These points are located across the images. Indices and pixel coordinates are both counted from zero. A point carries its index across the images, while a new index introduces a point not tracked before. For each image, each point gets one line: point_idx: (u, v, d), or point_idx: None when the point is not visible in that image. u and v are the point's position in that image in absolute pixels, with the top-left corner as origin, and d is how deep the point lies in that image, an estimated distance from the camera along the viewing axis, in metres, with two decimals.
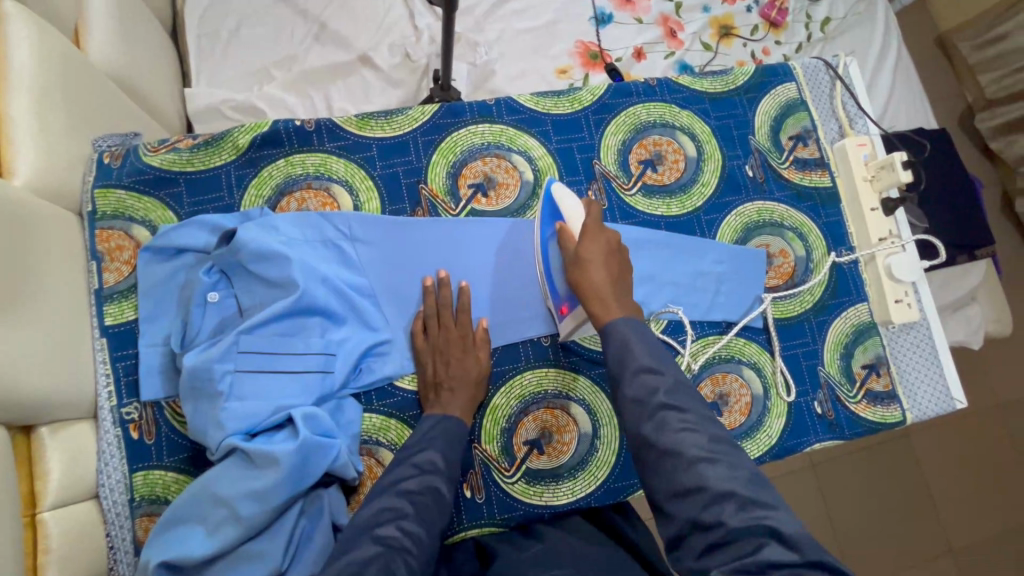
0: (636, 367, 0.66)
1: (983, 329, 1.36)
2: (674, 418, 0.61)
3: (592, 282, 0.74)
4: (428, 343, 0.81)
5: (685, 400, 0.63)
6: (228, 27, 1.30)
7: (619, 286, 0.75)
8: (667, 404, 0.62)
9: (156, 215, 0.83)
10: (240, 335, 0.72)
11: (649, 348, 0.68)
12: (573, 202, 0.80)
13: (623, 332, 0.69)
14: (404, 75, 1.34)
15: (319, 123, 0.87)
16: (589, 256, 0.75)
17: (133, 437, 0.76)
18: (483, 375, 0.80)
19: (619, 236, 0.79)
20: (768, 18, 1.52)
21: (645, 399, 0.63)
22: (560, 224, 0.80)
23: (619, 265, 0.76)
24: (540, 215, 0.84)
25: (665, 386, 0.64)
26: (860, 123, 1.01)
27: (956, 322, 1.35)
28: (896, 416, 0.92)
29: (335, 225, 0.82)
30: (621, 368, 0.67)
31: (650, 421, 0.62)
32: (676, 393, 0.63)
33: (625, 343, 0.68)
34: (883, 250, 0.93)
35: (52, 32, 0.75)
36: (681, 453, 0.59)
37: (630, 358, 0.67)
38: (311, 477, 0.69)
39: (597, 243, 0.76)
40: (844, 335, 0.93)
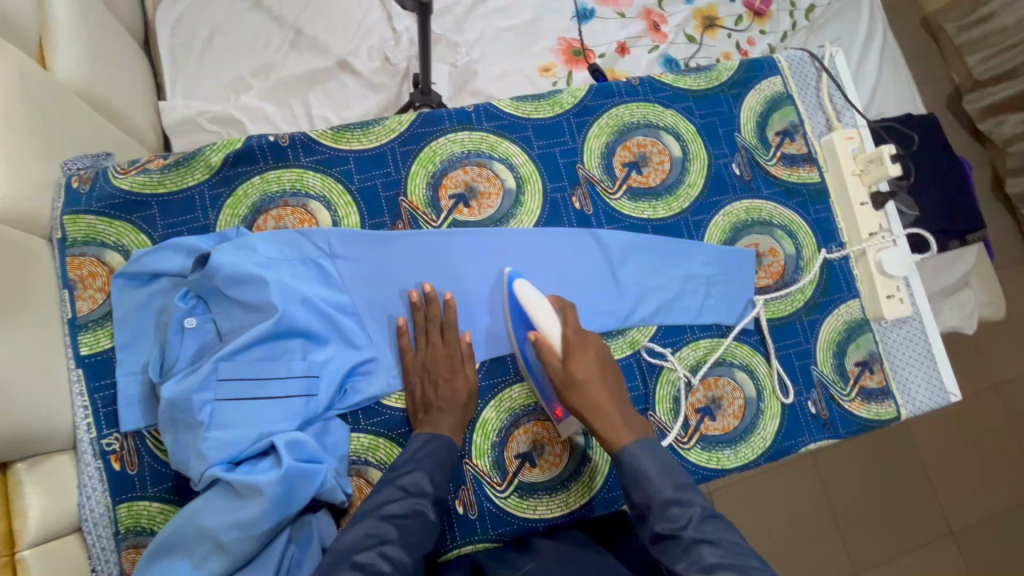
0: (660, 498, 0.68)
1: (976, 313, 1.35)
2: (709, 553, 0.63)
3: (594, 406, 0.74)
4: (417, 360, 0.79)
5: (716, 529, 0.66)
6: (201, 36, 1.27)
7: (617, 400, 0.76)
8: (700, 537, 0.65)
9: (129, 239, 0.81)
10: (219, 362, 0.70)
11: (667, 472, 0.71)
12: (544, 308, 0.77)
13: (637, 455, 0.71)
14: (384, 79, 1.32)
15: (293, 138, 0.85)
16: (581, 378, 0.74)
17: (115, 468, 0.74)
18: (472, 393, 0.79)
19: (599, 340, 0.78)
20: (752, 7, 1.51)
21: (678, 533, 0.66)
22: (534, 335, 0.76)
23: (610, 374, 0.77)
24: (511, 317, 0.82)
25: (694, 518, 0.67)
26: (847, 116, 0.99)
27: (950, 308, 1.35)
28: (891, 412, 0.91)
29: (315, 242, 0.81)
30: (645, 498, 0.69)
31: (684, 556, 0.64)
32: (705, 523, 0.66)
33: (643, 468, 0.70)
34: (874, 245, 0.92)
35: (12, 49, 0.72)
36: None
37: (653, 488, 0.69)
38: (297, 504, 0.67)
39: (586, 359, 0.75)
40: (836, 333, 0.92)
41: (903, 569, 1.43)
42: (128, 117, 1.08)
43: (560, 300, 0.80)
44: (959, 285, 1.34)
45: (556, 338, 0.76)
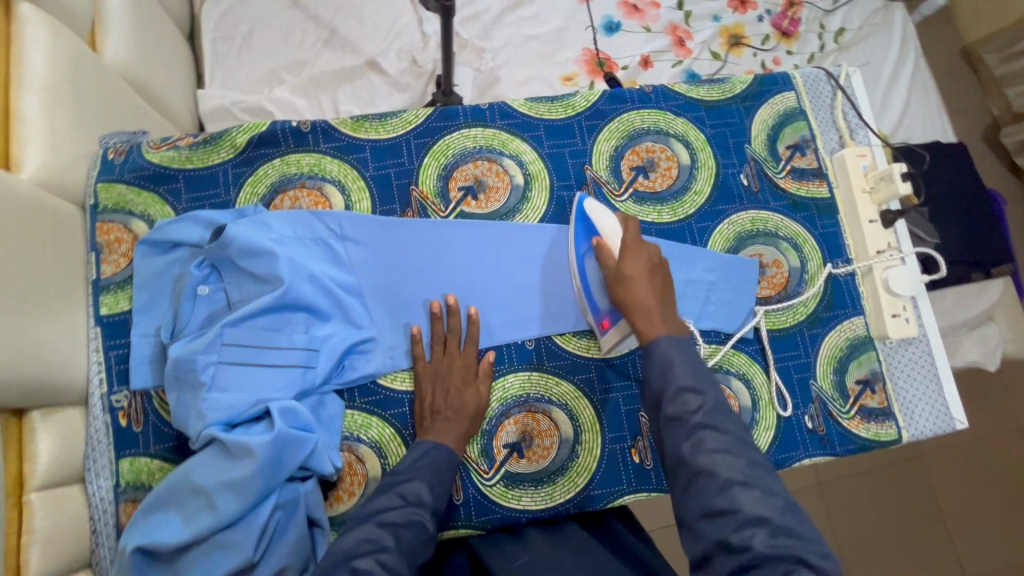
0: (676, 384, 0.69)
1: (1001, 350, 1.32)
2: (711, 439, 0.64)
3: (638, 300, 0.76)
4: (430, 368, 0.81)
5: (723, 421, 0.65)
6: (243, 31, 1.34)
7: (662, 302, 0.77)
8: (705, 423, 0.65)
9: (155, 210, 0.86)
10: (225, 328, 0.73)
11: (693, 366, 0.71)
12: (610, 220, 0.83)
13: (665, 347, 0.72)
14: (410, 80, 1.37)
15: (314, 124, 0.89)
16: (631, 273, 0.78)
17: (122, 424, 0.78)
18: (479, 411, 0.80)
19: (659, 251, 0.81)
20: (779, 27, 1.52)
21: (685, 415, 0.66)
22: (596, 239, 0.81)
23: (660, 279, 0.79)
24: (572, 231, 0.85)
25: (705, 406, 0.66)
26: (861, 134, 0.99)
27: (970, 341, 1.31)
28: (891, 434, 0.89)
29: (326, 224, 0.84)
30: (662, 384, 0.70)
31: (688, 439, 0.65)
32: (716, 412, 0.66)
33: (667, 359, 0.71)
34: (880, 262, 0.91)
35: (70, 35, 0.81)
36: (716, 474, 0.61)
37: (672, 375, 0.70)
38: (286, 470, 0.70)
39: (638, 259, 0.79)
40: (838, 349, 0.90)
41: None
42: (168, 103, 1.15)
43: (627, 215, 0.84)
44: (982, 317, 1.31)
45: (614, 241, 0.82)
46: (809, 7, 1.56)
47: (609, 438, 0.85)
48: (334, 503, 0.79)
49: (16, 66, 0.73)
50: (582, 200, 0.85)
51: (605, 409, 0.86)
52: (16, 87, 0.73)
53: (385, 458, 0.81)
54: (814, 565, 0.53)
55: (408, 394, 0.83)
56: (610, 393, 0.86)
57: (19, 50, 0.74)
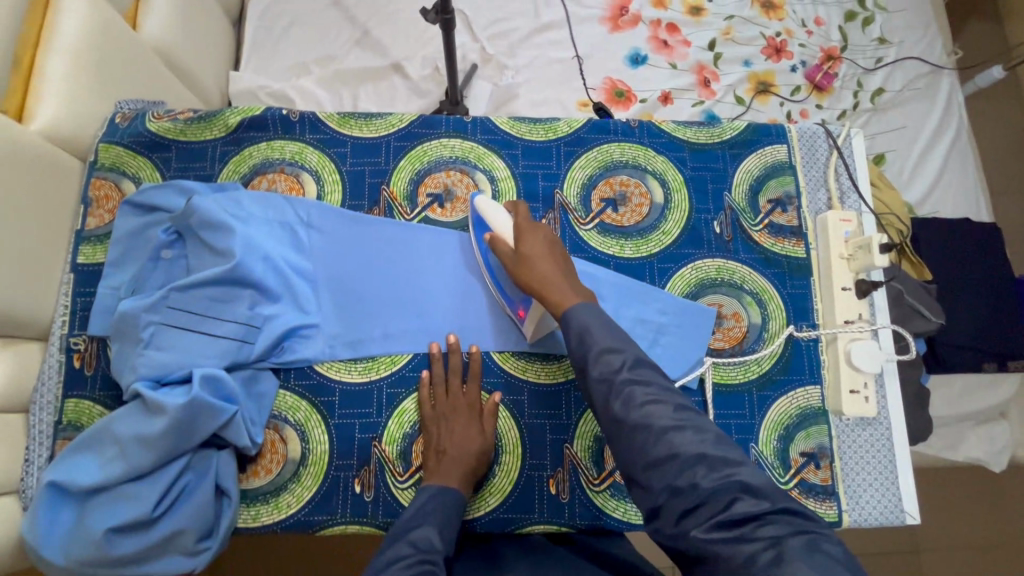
0: (597, 346, 0.64)
1: (1010, 453, 1.22)
2: (640, 392, 0.60)
3: (541, 275, 0.73)
4: (435, 412, 0.82)
5: (648, 374, 0.62)
6: (282, 23, 1.42)
7: (566, 273, 0.74)
8: (633, 377, 0.61)
9: (146, 173, 0.92)
10: (173, 292, 0.78)
11: (608, 325, 0.66)
12: (499, 211, 0.82)
13: (580, 314, 0.67)
14: (430, 86, 1.39)
15: (303, 115, 0.94)
16: (529, 251, 0.76)
17: (74, 366, 0.83)
18: (484, 450, 0.80)
19: (552, 230, 0.80)
20: (812, 80, 1.47)
21: (610, 375, 0.62)
22: (488, 234, 0.80)
23: (561, 253, 0.77)
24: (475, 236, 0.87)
25: (627, 362, 0.62)
26: (852, 200, 0.95)
27: (977, 439, 1.21)
28: (830, 515, 0.84)
29: (296, 210, 0.88)
30: (582, 351, 0.65)
31: (617, 399, 0.60)
32: (638, 367, 0.62)
33: (584, 323, 0.66)
34: (847, 333, 0.87)
35: (108, 10, 0.90)
36: (651, 425, 0.58)
37: (592, 339, 0.65)
38: (198, 434, 0.73)
39: (535, 237, 0.77)
40: (787, 416, 0.86)
41: None
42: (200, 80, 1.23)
43: (516, 203, 0.83)
44: (991, 413, 1.22)
45: (507, 231, 0.80)
46: (849, 64, 1.51)
47: (528, 464, 0.84)
48: (250, 477, 0.81)
49: (49, 29, 0.82)
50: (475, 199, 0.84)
51: (531, 434, 0.85)
52: (44, 46, 0.81)
53: (308, 442, 0.83)
54: (754, 489, 0.53)
55: (339, 384, 0.85)
56: (539, 419, 0.85)
57: (54, 15, 0.82)
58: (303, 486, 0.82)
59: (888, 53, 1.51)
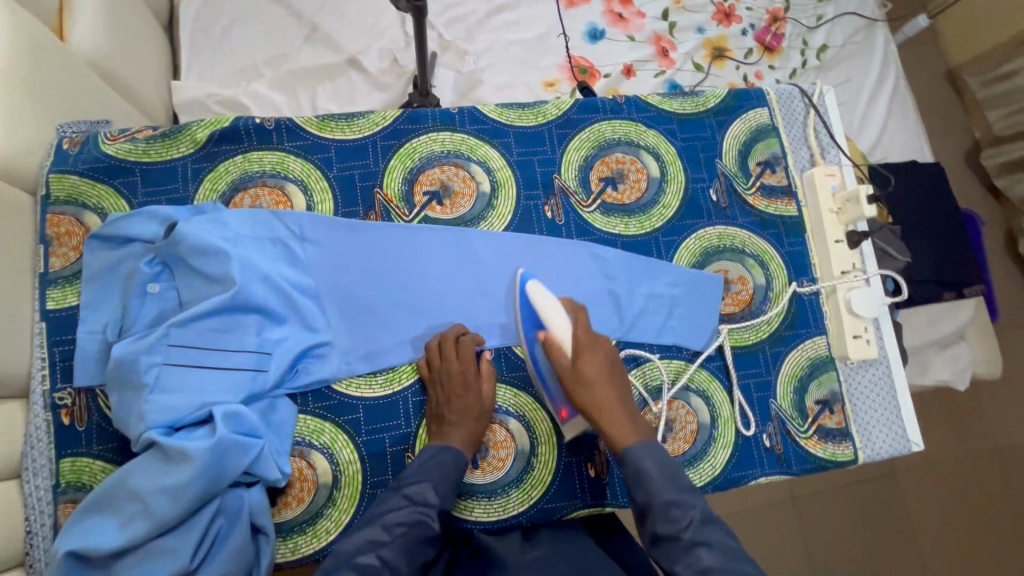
0: (660, 499, 0.68)
1: (971, 370, 1.30)
2: (707, 556, 0.63)
3: (602, 403, 0.74)
4: (433, 377, 0.81)
5: (714, 533, 0.65)
6: (220, 26, 1.25)
7: (623, 401, 0.76)
8: (699, 539, 0.65)
9: (109, 203, 0.83)
10: (172, 328, 0.72)
11: (670, 475, 0.70)
12: (554, 310, 0.77)
13: (638, 456, 0.71)
14: (391, 79, 1.29)
15: (279, 122, 0.87)
16: (590, 375, 0.75)
17: (64, 422, 0.75)
18: (485, 409, 0.80)
19: (610, 344, 0.79)
20: (763, 42, 1.49)
21: (678, 534, 0.66)
22: (544, 334, 0.77)
23: (618, 373, 0.78)
24: (521, 316, 0.82)
25: (695, 520, 0.66)
26: (832, 154, 0.99)
27: (943, 360, 1.29)
28: (848, 455, 0.89)
29: (287, 224, 0.83)
30: (646, 497, 0.69)
31: (684, 559, 0.64)
32: (704, 526, 0.66)
33: (643, 471, 0.70)
34: (844, 283, 0.91)
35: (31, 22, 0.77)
36: None
37: (653, 490, 0.69)
38: (227, 475, 0.69)
39: (593, 359, 0.76)
40: (799, 368, 0.91)
41: None
42: (144, 97, 1.09)
43: (575, 303, 0.81)
44: (952, 338, 1.28)
45: (566, 337, 0.77)
46: (793, 23, 1.55)
47: (565, 451, 0.84)
48: (282, 509, 0.77)
49: None
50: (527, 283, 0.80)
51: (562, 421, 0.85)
52: None
53: (338, 464, 0.79)
54: None
55: (362, 400, 0.81)
56: None
57: None
58: (340, 509, 0.78)
59: (828, 10, 1.56)
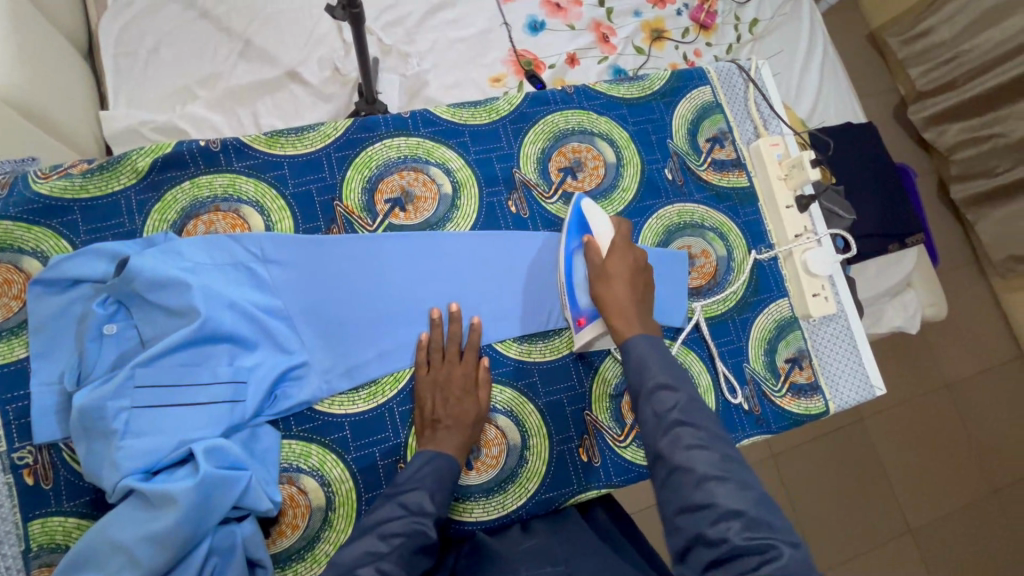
0: (654, 381, 0.69)
1: (918, 314, 1.39)
2: (686, 435, 0.63)
3: (617, 297, 0.78)
4: (429, 376, 0.81)
5: (699, 417, 0.65)
6: (146, 45, 1.19)
7: (642, 302, 0.79)
8: (682, 420, 0.64)
9: (49, 245, 0.78)
10: (136, 368, 0.69)
11: (668, 366, 0.71)
12: (602, 221, 0.84)
13: (638, 347, 0.73)
14: (335, 88, 1.26)
15: (225, 143, 0.84)
16: (615, 272, 0.80)
17: (28, 483, 0.71)
18: (480, 416, 0.80)
19: (644, 255, 0.84)
20: (697, 21, 1.53)
21: (663, 413, 0.66)
22: (588, 237, 0.82)
23: (644, 279, 0.81)
24: (566, 228, 0.84)
25: (680, 403, 0.66)
26: (774, 125, 1.04)
27: (894, 309, 1.37)
28: (820, 407, 0.94)
29: (247, 247, 0.80)
30: (640, 381, 0.70)
31: (665, 436, 0.64)
32: (690, 410, 0.65)
33: (643, 359, 0.72)
34: (799, 246, 0.96)
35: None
36: (693, 469, 0.60)
37: (648, 372, 0.70)
38: (214, 513, 0.66)
39: (623, 260, 0.81)
40: (767, 331, 0.95)
41: (867, 564, 1.45)
42: (71, 131, 1.03)
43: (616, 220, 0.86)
44: (900, 286, 1.36)
45: (605, 241, 0.82)
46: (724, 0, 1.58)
47: (556, 440, 0.86)
48: (277, 539, 0.75)
49: None
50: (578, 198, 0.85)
51: (551, 410, 0.86)
52: None
53: (329, 485, 0.78)
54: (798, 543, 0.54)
55: (347, 418, 0.80)
56: (555, 395, 0.87)
57: None
58: (337, 530, 0.77)
59: None
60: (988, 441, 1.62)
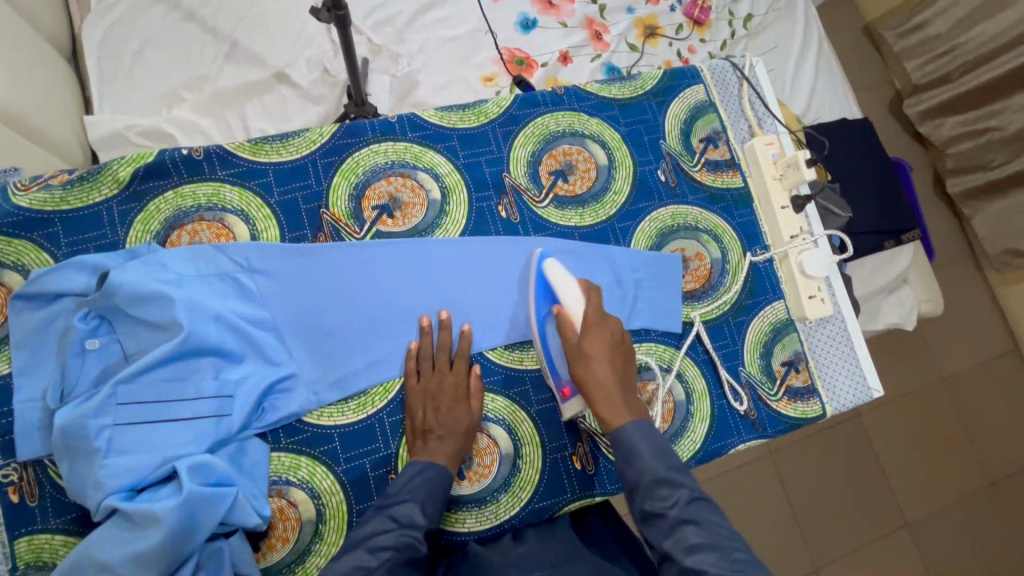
0: (650, 476, 0.69)
1: (917, 311, 1.37)
2: (693, 534, 0.64)
3: (600, 381, 0.75)
4: (418, 388, 0.80)
5: (702, 512, 0.66)
6: (131, 49, 1.17)
7: (627, 383, 0.76)
8: (685, 517, 0.65)
9: (30, 258, 0.76)
10: (120, 385, 0.68)
11: (663, 458, 0.71)
12: (569, 287, 0.80)
13: (632, 439, 0.72)
14: (324, 90, 1.25)
15: (208, 150, 0.82)
16: (594, 353, 0.76)
17: (13, 501, 0.70)
18: (471, 427, 0.79)
19: (620, 325, 0.79)
20: (691, 17, 1.51)
21: (664, 512, 0.66)
22: (557, 309, 0.79)
23: (624, 354, 0.78)
24: (533, 295, 0.84)
25: (682, 499, 0.67)
26: (769, 123, 1.02)
27: (891, 305, 1.36)
28: (816, 411, 0.93)
29: (231, 257, 0.79)
30: (636, 475, 0.70)
31: (670, 537, 0.65)
32: (693, 505, 0.67)
33: (634, 450, 0.71)
34: (794, 247, 0.94)
35: None
36: (704, 573, 0.61)
37: (643, 466, 0.70)
38: (200, 532, 0.65)
39: (600, 337, 0.77)
40: (762, 334, 0.93)
41: (865, 560, 1.45)
42: (56, 138, 1.01)
43: (587, 283, 0.81)
44: (896, 283, 1.35)
45: (576, 313, 0.79)
46: None
47: (549, 448, 0.85)
48: (267, 553, 0.75)
49: None
50: (543, 262, 0.83)
51: (543, 418, 0.85)
52: None
53: (319, 497, 0.77)
54: None
55: (336, 428, 0.79)
56: (548, 402, 0.86)
57: None
58: (328, 543, 0.76)
59: None
60: (987, 435, 1.61)
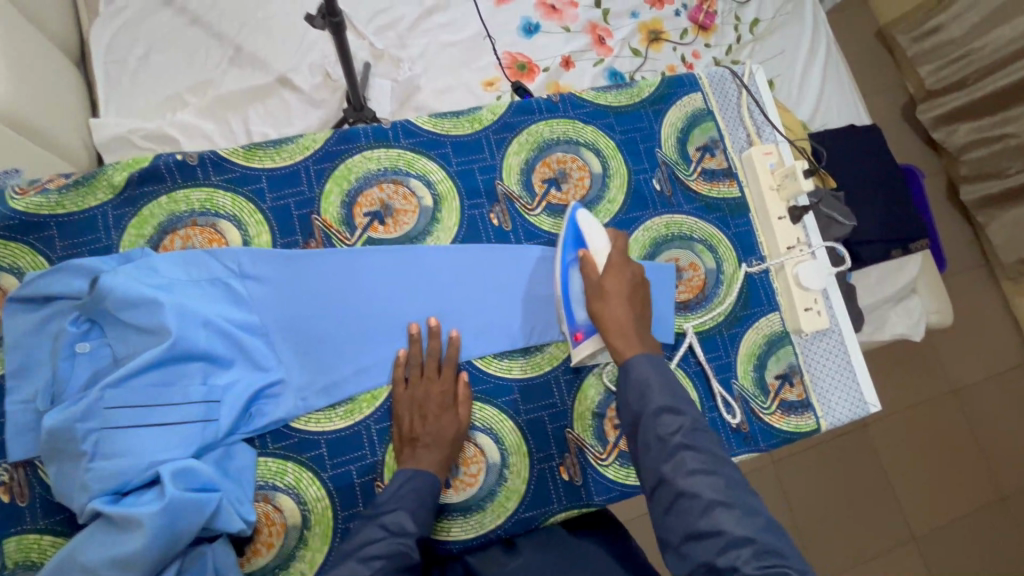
0: (654, 405, 0.69)
1: (925, 321, 1.34)
2: (691, 458, 0.65)
3: (615, 314, 0.77)
4: (407, 395, 0.80)
5: (703, 441, 0.67)
6: (136, 53, 1.19)
7: (641, 319, 0.78)
8: (685, 444, 0.66)
9: (25, 261, 0.78)
10: (107, 389, 0.69)
11: (669, 388, 0.71)
12: (600, 233, 0.82)
13: (641, 369, 0.73)
14: (325, 94, 1.23)
15: (202, 156, 0.83)
16: (612, 290, 0.78)
17: (4, 500, 0.71)
18: (458, 434, 0.79)
19: (642, 270, 0.82)
20: (696, 21, 1.49)
21: (666, 437, 0.67)
22: (584, 251, 0.81)
23: (641, 295, 0.80)
24: (560, 241, 0.84)
25: (683, 426, 0.68)
26: (768, 132, 1.00)
27: (899, 314, 1.31)
28: (810, 425, 0.91)
29: (223, 262, 0.79)
30: (641, 405, 0.71)
31: (669, 460, 0.66)
32: (695, 433, 0.67)
33: (644, 380, 0.72)
34: (790, 259, 0.93)
35: None
36: (699, 496, 0.62)
37: (650, 396, 0.71)
38: (183, 536, 0.66)
39: (620, 277, 0.79)
40: (756, 346, 0.92)
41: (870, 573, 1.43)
42: (61, 141, 1.02)
43: (614, 231, 0.84)
44: (905, 292, 1.31)
45: (601, 257, 0.81)
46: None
47: (537, 458, 0.84)
48: (252, 557, 0.75)
49: None
50: (576, 211, 0.84)
51: (531, 429, 0.85)
52: None
53: (306, 503, 0.77)
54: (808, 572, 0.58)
55: (324, 435, 0.79)
56: (536, 413, 0.85)
57: None
58: (313, 548, 0.76)
59: None
60: (999, 448, 1.57)
